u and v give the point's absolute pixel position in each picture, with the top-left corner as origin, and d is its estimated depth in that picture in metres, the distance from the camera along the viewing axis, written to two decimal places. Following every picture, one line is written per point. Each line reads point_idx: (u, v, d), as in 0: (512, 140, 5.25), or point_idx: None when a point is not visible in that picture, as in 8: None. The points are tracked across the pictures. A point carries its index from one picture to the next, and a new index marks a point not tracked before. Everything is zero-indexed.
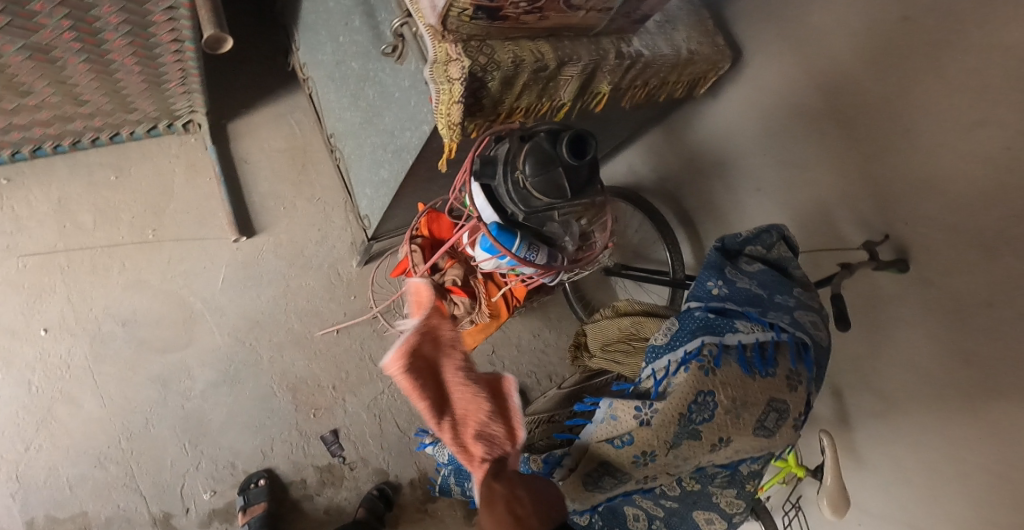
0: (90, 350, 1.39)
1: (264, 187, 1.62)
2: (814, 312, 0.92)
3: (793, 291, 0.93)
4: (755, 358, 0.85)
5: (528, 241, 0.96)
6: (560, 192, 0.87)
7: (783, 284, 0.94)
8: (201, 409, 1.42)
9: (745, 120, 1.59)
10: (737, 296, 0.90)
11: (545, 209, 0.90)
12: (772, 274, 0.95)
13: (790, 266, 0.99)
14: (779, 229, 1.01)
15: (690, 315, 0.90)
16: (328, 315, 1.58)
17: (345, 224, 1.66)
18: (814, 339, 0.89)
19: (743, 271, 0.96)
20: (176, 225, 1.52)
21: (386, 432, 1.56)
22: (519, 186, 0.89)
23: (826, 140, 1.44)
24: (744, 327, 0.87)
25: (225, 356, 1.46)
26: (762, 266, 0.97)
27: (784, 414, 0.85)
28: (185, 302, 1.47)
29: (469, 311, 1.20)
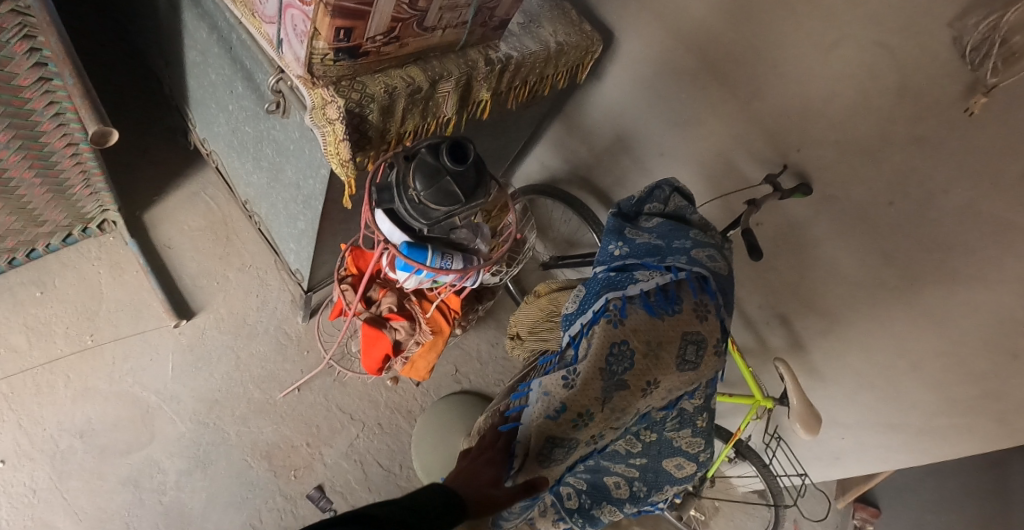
0: (52, 471, 1.34)
1: (193, 268, 1.65)
2: (711, 247, 1.01)
3: (691, 234, 1.03)
4: (659, 299, 0.94)
5: (440, 251, 1.01)
6: (453, 199, 0.93)
7: (681, 229, 1.03)
8: (179, 499, 1.39)
9: (628, 95, 1.70)
10: (636, 250, 1.00)
11: (446, 218, 0.96)
12: (669, 223, 1.05)
13: (689, 212, 1.08)
14: (672, 183, 1.11)
15: (596, 278, 1.00)
16: (286, 376, 1.61)
17: (281, 284, 1.71)
18: (712, 270, 0.98)
19: (643, 227, 1.06)
20: (113, 324, 1.52)
21: (370, 474, 1.60)
22: (416, 203, 0.94)
23: (703, 95, 1.55)
24: (645, 276, 0.96)
25: (192, 442, 1.45)
26: (660, 219, 1.06)
27: (699, 344, 0.95)
28: (138, 398, 1.46)
29: (411, 332, 1.26)
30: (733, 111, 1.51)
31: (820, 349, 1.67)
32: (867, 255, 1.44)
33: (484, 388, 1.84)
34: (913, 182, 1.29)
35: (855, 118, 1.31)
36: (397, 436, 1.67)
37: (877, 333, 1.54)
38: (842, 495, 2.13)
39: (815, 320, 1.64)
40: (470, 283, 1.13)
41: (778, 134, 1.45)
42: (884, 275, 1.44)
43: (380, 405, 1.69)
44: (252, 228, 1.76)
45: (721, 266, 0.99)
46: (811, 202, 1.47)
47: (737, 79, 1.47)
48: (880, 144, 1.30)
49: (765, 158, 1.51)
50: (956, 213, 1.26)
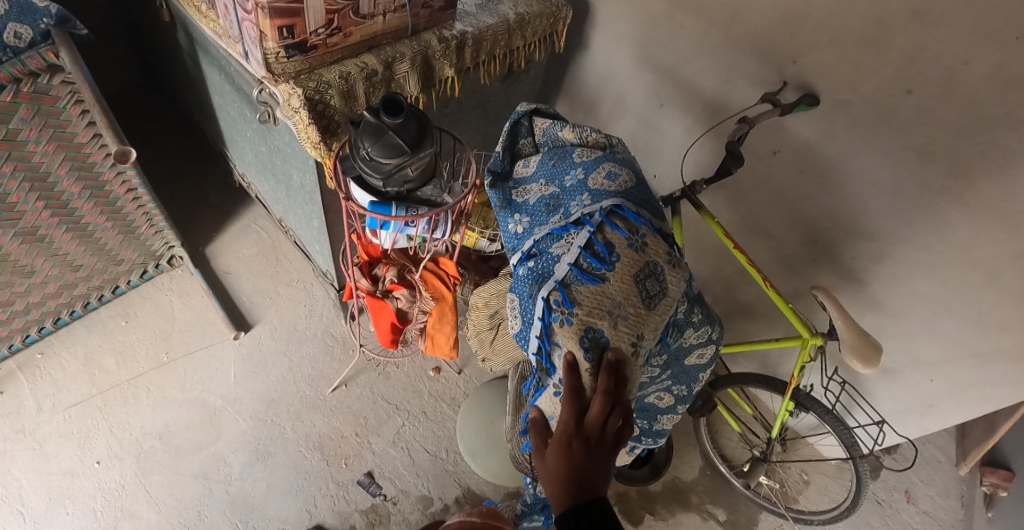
0: (137, 468, 1.54)
1: (248, 287, 1.85)
2: (599, 158, 1.01)
3: (569, 155, 1.03)
4: (593, 263, 0.90)
5: (405, 205, 1.06)
6: (400, 150, 0.97)
7: (557, 159, 1.04)
8: (243, 489, 1.54)
9: (620, 55, 1.72)
10: (535, 215, 0.99)
11: (398, 170, 1.00)
12: (545, 159, 1.05)
13: (555, 132, 1.09)
14: (524, 113, 1.11)
15: (519, 278, 0.93)
16: (333, 374, 1.74)
17: (325, 293, 1.87)
18: (615, 191, 0.97)
19: (524, 178, 1.06)
20: (184, 342, 1.74)
21: (417, 459, 1.65)
22: (370, 162, 0.99)
23: (689, 32, 1.53)
24: (562, 249, 0.92)
25: (252, 437, 1.61)
26: (534, 158, 1.06)
27: (658, 273, 0.92)
28: (206, 403, 1.65)
29: (412, 300, 1.31)
30: (722, 41, 1.46)
31: (878, 283, 1.50)
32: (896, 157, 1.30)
33: None
34: (928, 62, 1.17)
35: (841, 10, 1.24)
36: (442, 423, 1.73)
37: (935, 247, 1.35)
38: (965, 460, 1.89)
39: (863, 247, 1.47)
40: (444, 234, 1.16)
41: (772, 50, 1.39)
42: (924, 175, 1.28)
43: (424, 394, 1.76)
44: (297, 247, 1.95)
45: (619, 172, 0.99)
46: (822, 114, 1.37)
47: (718, 6, 1.43)
48: (880, 28, 1.20)
49: (764, 81, 1.43)
50: (986, 83, 1.11)
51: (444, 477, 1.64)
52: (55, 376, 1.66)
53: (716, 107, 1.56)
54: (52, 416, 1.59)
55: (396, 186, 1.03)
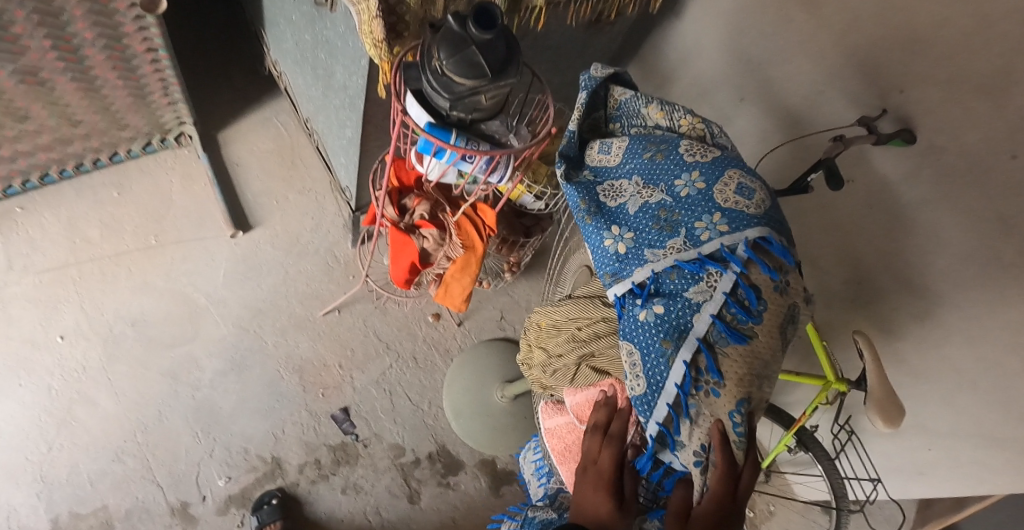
0: (103, 353, 1.45)
1: (256, 185, 1.70)
2: (709, 155, 0.80)
3: (671, 149, 0.83)
4: (739, 316, 0.72)
5: (466, 136, 0.92)
6: (481, 73, 0.82)
7: (653, 151, 0.83)
8: (210, 397, 1.45)
9: (710, 33, 1.54)
10: (641, 232, 0.80)
11: (471, 96, 0.85)
12: (633, 146, 0.86)
13: (637, 109, 0.90)
14: (599, 80, 0.91)
15: (638, 324, 0.75)
16: (328, 297, 1.62)
17: (337, 209, 1.73)
18: (745, 207, 0.76)
19: (609, 170, 0.87)
20: (177, 228, 1.60)
21: (398, 406, 1.57)
22: (442, 78, 0.84)
23: (792, 28, 1.33)
24: (701, 295, 0.73)
25: (231, 345, 1.51)
26: (620, 143, 0.87)
27: (799, 314, 0.77)
28: (188, 298, 1.53)
29: (440, 243, 1.19)
30: (827, 45, 1.26)
31: None
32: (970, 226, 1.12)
33: None
34: None
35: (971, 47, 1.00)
36: (431, 373, 1.63)
37: (976, 345, 1.15)
38: None
39: (906, 323, 1.25)
40: (498, 179, 1.03)
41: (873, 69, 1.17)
42: None
43: (418, 339, 1.65)
44: (316, 153, 1.78)
45: (747, 183, 0.77)
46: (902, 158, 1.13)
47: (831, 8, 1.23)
48: (1001, 72, 0.95)
49: (863, 99, 1.20)
50: None
51: (421, 430, 1.56)
52: (32, 235, 1.54)
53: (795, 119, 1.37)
54: (22, 278, 1.49)
55: (464, 113, 0.89)
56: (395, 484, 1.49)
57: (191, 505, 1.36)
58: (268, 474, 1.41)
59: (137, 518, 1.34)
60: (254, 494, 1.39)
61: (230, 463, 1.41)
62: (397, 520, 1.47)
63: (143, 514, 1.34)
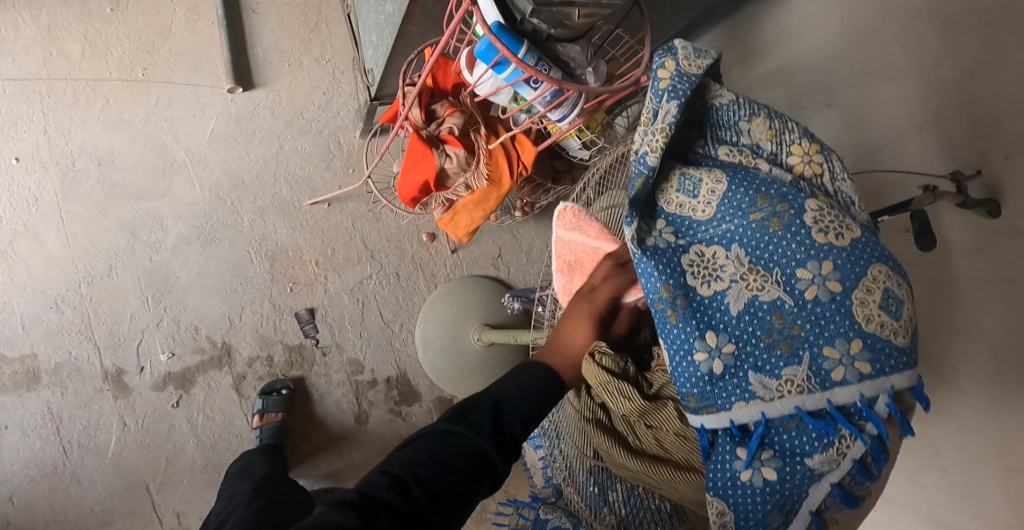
0: (60, 186, 1.29)
1: (269, 40, 1.49)
2: (847, 229, 0.58)
3: (794, 208, 0.59)
4: (857, 478, 0.56)
5: (536, 53, 0.76)
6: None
7: (762, 209, 0.60)
8: (169, 263, 1.31)
9: (820, 23, 1.28)
10: (743, 343, 0.60)
11: (563, 7, 0.71)
12: (732, 196, 0.62)
13: (736, 125, 0.65)
14: (687, 75, 0.62)
15: (734, 482, 0.59)
16: (320, 185, 1.45)
17: (353, 92, 1.53)
18: (886, 323, 0.56)
19: (695, 227, 0.64)
20: (169, 67, 1.40)
21: (368, 321, 1.44)
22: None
23: (916, 47, 1.11)
24: (824, 465, 0.56)
25: (203, 213, 1.35)
26: (713, 185, 0.63)
27: None
28: (166, 149, 1.36)
29: (464, 168, 1.02)
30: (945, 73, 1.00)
31: None
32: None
33: (521, 286, 1.61)
34: None
35: None
36: (410, 295, 1.49)
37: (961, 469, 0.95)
38: None
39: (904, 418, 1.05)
40: (558, 118, 0.88)
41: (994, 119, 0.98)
42: None
43: (405, 256, 1.50)
44: (345, 21, 1.55)
45: (897, 290, 0.56)
46: (976, 238, 0.89)
47: (972, 40, 1.01)
48: None
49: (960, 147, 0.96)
50: None
51: (386, 352, 1.44)
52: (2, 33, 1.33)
53: (873, 152, 1.20)
54: None
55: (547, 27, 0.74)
56: (345, 401, 1.39)
57: (126, 374, 1.25)
58: (215, 361, 1.29)
59: (65, 373, 1.23)
60: (196, 378, 1.28)
61: (177, 339, 1.29)
62: (339, 435, 1.38)
63: (72, 371, 1.23)
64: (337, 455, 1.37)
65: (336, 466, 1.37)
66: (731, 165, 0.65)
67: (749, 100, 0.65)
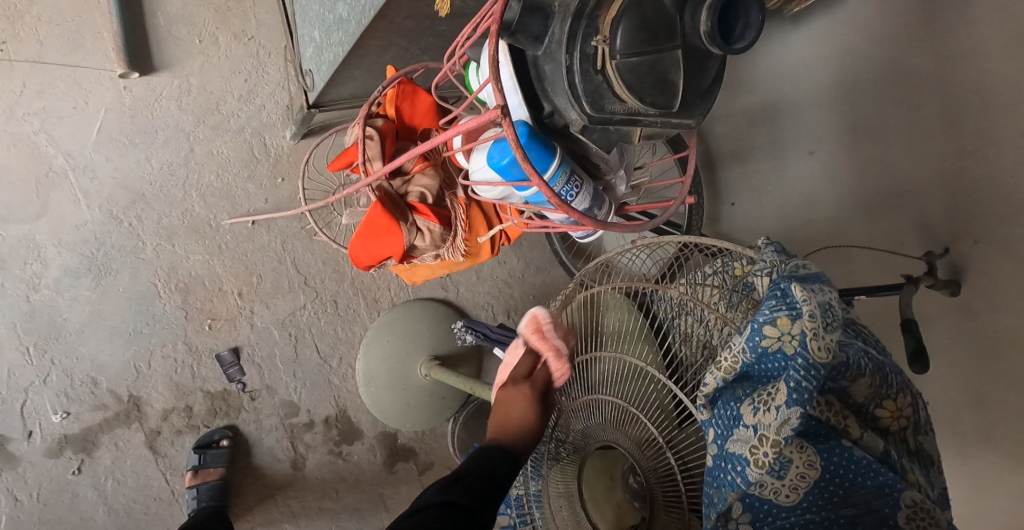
0: None
1: (173, 8, 1.18)
2: (944, 529, 0.49)
3: (889, 504, 0.50)
4: None
5: (569, 169, 0.60)
6: (663, 97, 0.52)
7: (855, 504, 0.51)
8: (54, 304, 1.10)
9: (818, 70, 1.16)
10: None
11: (623, 125, 0.54)
12: (826, 489, 0.52)
13: (841, 382, 0.53)
14: (813, 365, 0.49)
15: None
16: (242, 200, 1.22)
17: (283, 80, 1.26)
18: None
19: (776, 510, 0.53)
20: (39, 41, 1.09)
21: (302, 356, 1.29)
22: (595, 81, 0.52)
23: (914, 117, 1.02)
24: None
25: (95, 238, 1.12)
26: (805, 469, 0.52)
27: None
28: (42, 155, 1.10)
29: (438, 244, 0.88)
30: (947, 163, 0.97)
31: None
32: (956, 398, 1.01)
33: (471, 308, 1.48)
34: None
35: None
36: (351, 324, 1.34)
37: None
38: None
39: None
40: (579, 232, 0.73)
41: (973, 207, 0.94)
42: (972, 470, 1.00)
43: (345, 280, 1.33)
44: None
45: None
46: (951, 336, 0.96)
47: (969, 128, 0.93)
48: None
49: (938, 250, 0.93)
50: None
51: (323, 390, 1.31)
52: None
53: (842, 216, 1.17)
54: None
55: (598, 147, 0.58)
56: (279, 447, 1.27)
57: (11, 440, 1.08)
58: (121, 417, 1.13)
59: None
60: (100, 439, 1.12)
61: (71, 394, 1.11)
62: (273, 483, 1.26)
63: None
64: (270, 505, 1.26)
65: (270, 516, 1.26)
66: (822, 432, 0.52)
67: (858, 352, 0.54)
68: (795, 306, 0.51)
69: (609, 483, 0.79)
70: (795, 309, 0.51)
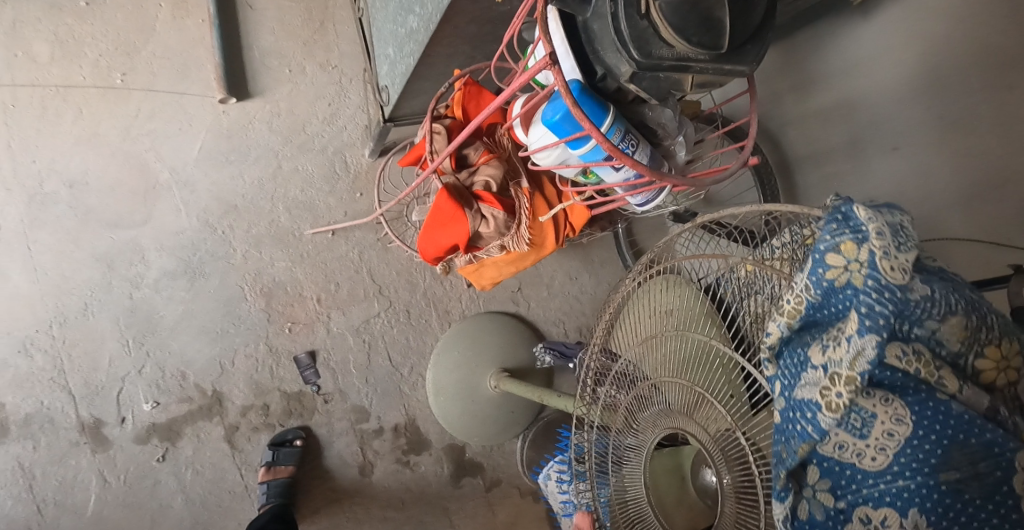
0: (28, 210, 1.15)
1: (267, 41, 1.30)
2: None
3: (1000, 466, 0.44)
4: None
5: (623, 126, 0.60)
6: (709, 36, 0.51)
7: (958, 467, 0.45)
8: (152, 301, 1.19)
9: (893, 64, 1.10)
10: None
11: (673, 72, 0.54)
12: (921, 447, 0.45)
13: (923, 323, 0.46)
14: (886, 287, 0.45)
15: None
16: (323, 212, 1.30)
17: (362, 103, 1.36)
18: None
19: (860, 477, 0.48)
20: (151, 72, 1.23)
21: (374, 363, 1.32)
22: (640, 26, 0.53)
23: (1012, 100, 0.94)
24: None
25: (191, 243, 1.22)
26: (892, 425, 0.47)
27: None
28: (148, 170, 1.21)
29: (502, 231, 0.90)
30: None
31: None
32: None
33: (541, 322, 1.47)
34: None
35: None
36: (421, 334, 1.37)
37: None
38: None
39: None
40: (640, 202, 0.71)
41: None
42: None
43: (417, 291, 1.36)
44: (352, 22, 1.37)
45: None
46: None
47: None
48: None
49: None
50: None
51: (393, 397, 1.33)
52: None
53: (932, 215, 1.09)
54: None
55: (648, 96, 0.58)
56: (348, 451, 1.29)
57: (105, 426, 1.15)
58: (205, 410, 1.19)
59: (35, 425, 1.12)
60: (184, 430, 1.18)
61: (161, 386, 1.19)
62: (340, 487, 1.28)
63: (44, 422, 1.12)
64: (336, 509, 1.27)
65: (336, 521, 1.27)
66: (907, 383, 0.47)
67: (945, 287, 0.47)
68: (859, 229, 0.48)
69: (680, 482, 0.75)
70: (860, 232, 0.47)
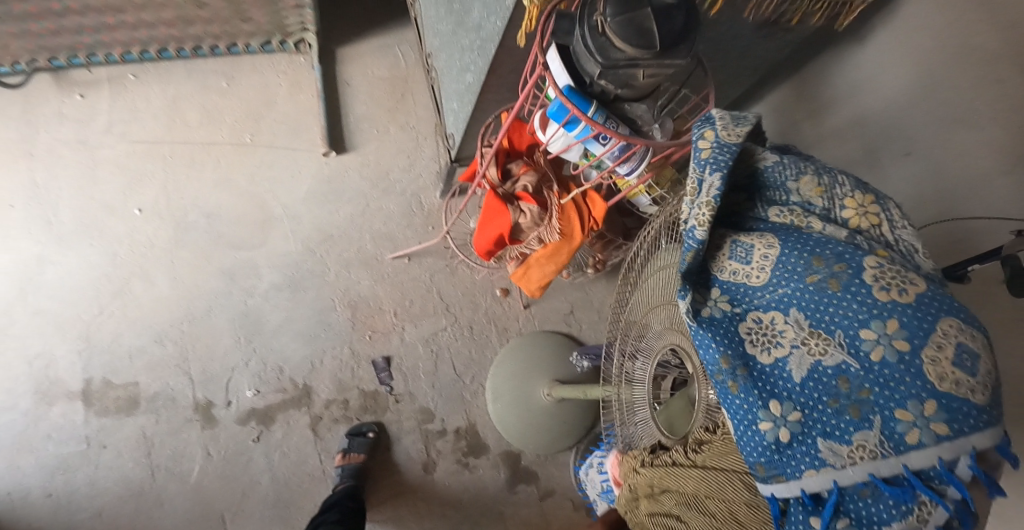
0: (174, 233, 1.47)
1: (360, 109, 1.62)
2: (908, 281, 0.56)
3: (852, 266, 0.58)
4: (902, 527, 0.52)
5: (605, 111, 0.80)
6: (644, 41, 0.69)
7: (818, 270, 0.59)
8: (261, 307, 1.44)
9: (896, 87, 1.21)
10: (808, 410, 0.58)
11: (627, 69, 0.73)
12: (789, 259, 0.62)
13: (784, 185, 0.67)
14: (725, 144, 0.66)
15: None
16: (400, 240, 1.54)
17: (434, 155, 1.62)
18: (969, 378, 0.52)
19: (751, 292, 0.65)
20: (272, 133, 1.56)
21: (440, 371, 1.48)
22: (600, 40, 0.72)
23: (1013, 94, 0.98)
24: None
25: (294, 263, 1.49)
26: (766, 250, 0.64)
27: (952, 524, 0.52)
28: (266, 205, 1.52)
29: (537, 223, 1.09)
30: None
31: None
32: None
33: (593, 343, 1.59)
34: None
35: None
36: (482, 348, 1.52)
37: None
38: None
39: None
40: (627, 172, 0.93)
41: None
42: None
43: (479, 310, 1.54)
44: (429, 92, 1.67)
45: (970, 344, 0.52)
46: None
47: None
48: None
49: None
50: None
51: (456, 402, 1.47)
52: (136, 105, 1.52)
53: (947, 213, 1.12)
54: (117, 143, 1.49)
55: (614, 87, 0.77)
56: (414, 448, 1.43)
57: (215, 407, 1.38)
58: (295, 400, 1.40)
59: (161, 402, 1.37)
60: (276, 416, 1.39)
61: (262, 377, 1.41)
62: (405, 481, 1.41)
63: (168, 399, 1.38)
64: (401, 501, 1.41)
65: (399, 511, 1.40)
66: (783, 226, 0.66)
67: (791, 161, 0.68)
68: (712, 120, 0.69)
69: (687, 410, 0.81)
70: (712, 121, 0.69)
